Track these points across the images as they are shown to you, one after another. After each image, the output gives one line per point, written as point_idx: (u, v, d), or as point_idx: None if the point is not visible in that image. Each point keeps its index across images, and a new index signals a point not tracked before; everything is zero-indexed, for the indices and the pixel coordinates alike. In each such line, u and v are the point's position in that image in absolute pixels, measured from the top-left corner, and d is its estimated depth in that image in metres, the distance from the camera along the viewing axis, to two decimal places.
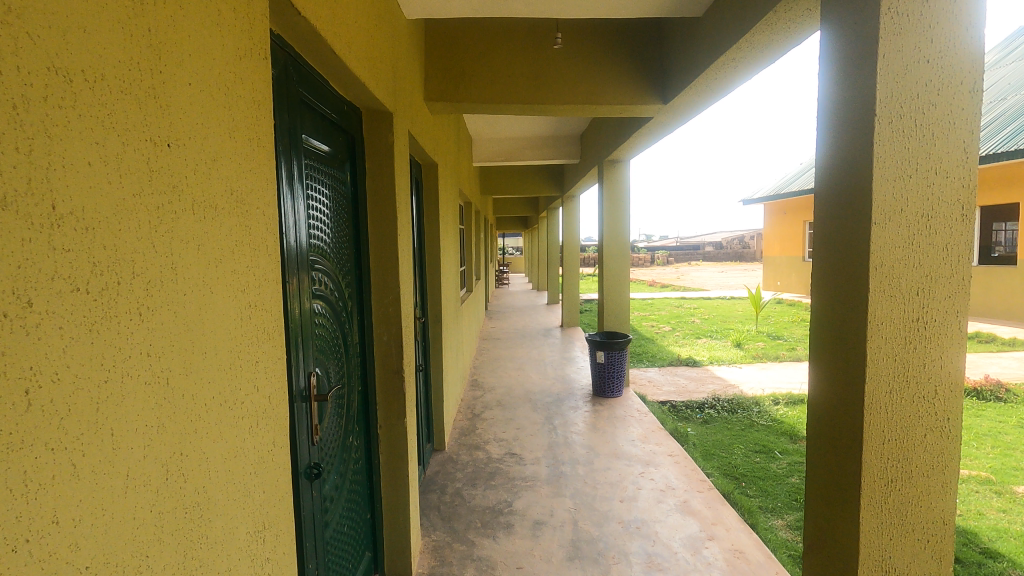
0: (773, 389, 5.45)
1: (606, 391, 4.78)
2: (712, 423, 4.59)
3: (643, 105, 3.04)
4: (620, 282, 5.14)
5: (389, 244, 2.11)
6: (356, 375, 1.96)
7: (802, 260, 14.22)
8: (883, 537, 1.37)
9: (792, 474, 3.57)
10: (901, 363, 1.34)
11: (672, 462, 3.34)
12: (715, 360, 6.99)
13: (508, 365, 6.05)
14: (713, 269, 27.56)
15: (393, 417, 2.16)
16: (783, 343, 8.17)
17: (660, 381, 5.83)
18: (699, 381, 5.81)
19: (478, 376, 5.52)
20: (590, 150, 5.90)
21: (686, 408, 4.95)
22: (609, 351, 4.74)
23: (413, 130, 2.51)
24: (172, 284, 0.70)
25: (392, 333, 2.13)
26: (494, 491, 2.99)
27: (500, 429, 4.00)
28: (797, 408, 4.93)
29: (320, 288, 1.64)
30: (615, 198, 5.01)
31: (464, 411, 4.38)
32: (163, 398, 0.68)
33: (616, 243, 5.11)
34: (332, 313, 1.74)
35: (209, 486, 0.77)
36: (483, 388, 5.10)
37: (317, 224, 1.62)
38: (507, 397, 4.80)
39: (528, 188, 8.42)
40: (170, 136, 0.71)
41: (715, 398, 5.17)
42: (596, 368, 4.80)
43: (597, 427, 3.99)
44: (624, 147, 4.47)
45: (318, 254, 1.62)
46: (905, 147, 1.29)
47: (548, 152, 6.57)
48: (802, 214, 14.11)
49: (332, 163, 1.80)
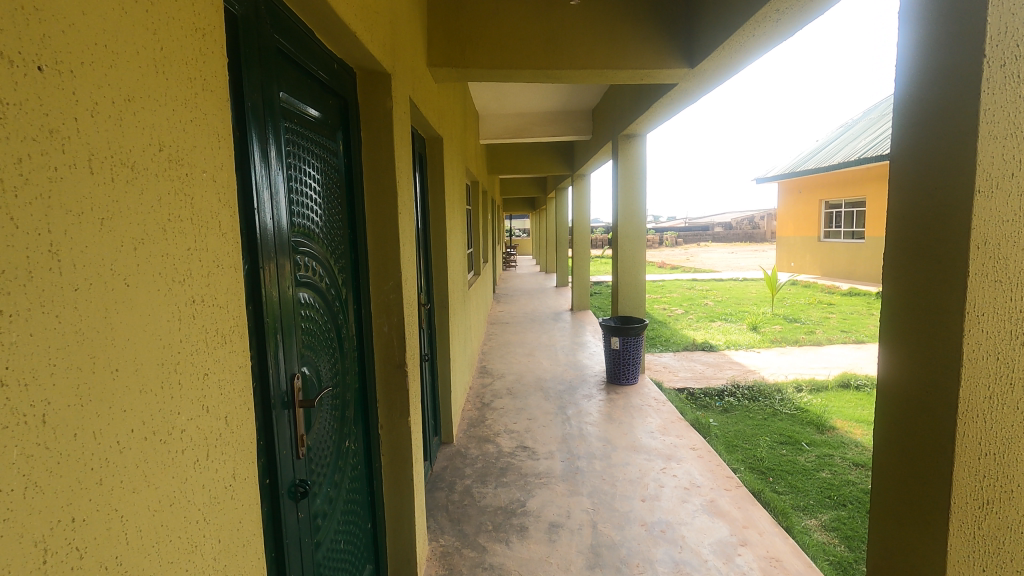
0: (796, 375, 5.21)
1: (620, 379, 4.58)
2: (732, 412, 4.37)
3: (667, 70, 2.77)
4: (635, 264, 4.89)
5: (389, 224, 1.88)
6: (354, 371, 1.75)
7: (818, 241, 13.85)
8: (975, 568, 1.16)
9: (822, 467, 3.36)
10: (1004, 363, 1.11)
11: (695, 456, 3.13)
12: (732, 344, 6.76)
13: (517, 351, 5.85)
14: (723, 250, 27.18)
15: (395, 416, 1.95)
16: (802, 327, 7.90)
17: (675, 366, 5.61)
18: (717, 367, 5.59)
19: (487, 363, 5.32)
20: (603, 126, 5.61)
21: (704, 396, 4.73)
22: (625, 336, 4.52)
23: (415, 96, 2.26)
24: (51, 273, 0.48)
25: (393, 323, 1.91)
26: (506, 489, 2.80)
27: (511, 420, 3.80)
28: (822, 396, 4.70)
29: (307, 275, 1.41)
30: (630, 176, 4.74)
31: (473, 401, 4.18)
32: (35, 445, 0.46)
33: (631, 223, 4.85)
34: (324, 303, 1.52)
35: (125, 554, 0.55)
36: (493, 375, 4.89)
37: (303, 201, 1.39)
38: (518, 385, 4.60)
39: (537, 167, 8.13)
40: (45, 58, 0.48)
41: (734, 385, 4.95)
42: (610, 354, 4.59)
43: (614, 418, 3.78)
44: (641, 121, 4.20)
45: (304, 235, 1.40)
46: (1021, 96, 1.04)
47: (559, 129, 6.29)
48: (818, 193, 13.71)
49: (320, 131, 1.56)
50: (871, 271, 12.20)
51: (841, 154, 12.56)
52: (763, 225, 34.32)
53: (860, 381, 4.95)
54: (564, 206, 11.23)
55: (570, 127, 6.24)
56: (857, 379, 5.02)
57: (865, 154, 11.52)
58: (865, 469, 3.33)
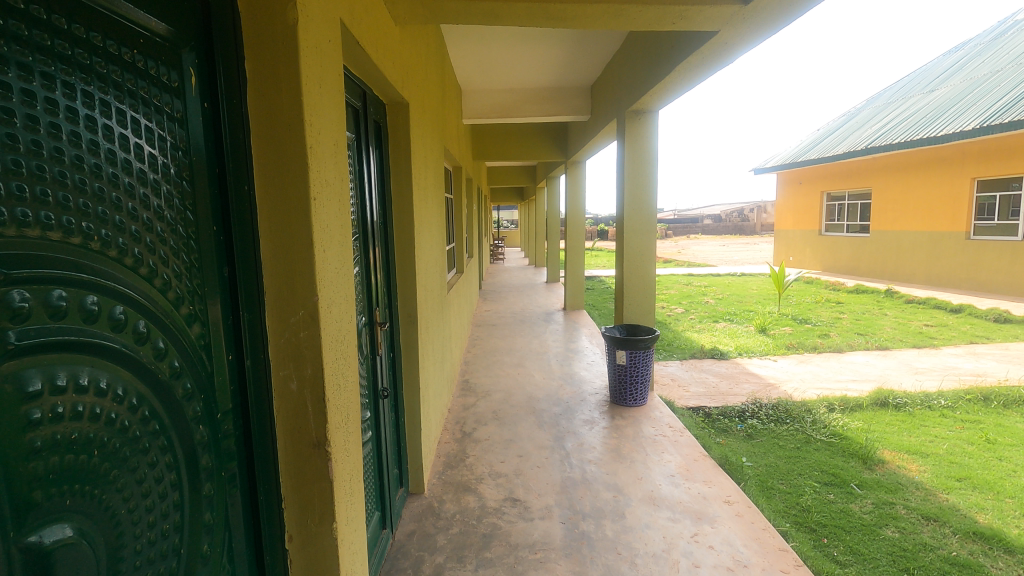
0: (824, 391, 4.54)
1: (627, 399, 3.88)
2: (759, 440, 3.70)
3: (709, 9, 2.05)
4: (645, 261, 4.15)
5: (295, 217, 1.14)
6: (226, 473, 1.02)
7: (818, 234, 13.24)
8: None
9: (885, 522, 2.69)
10: None
11: (732, 516, 2.45)
12: (742, 349, 6.09)
13: (505, 360, 5.14)
14: (714, 243, 26.58)
15: (312, 524, 1.23)
16: (814, 330, 7.23)
17: (685, 379, 4.93)
18: (732, 379, 4.92)
19: (471, 377, 4.58)
20: (605, 103, 4.86)
21: (723, 417, 4.05)
22: (632, 350, 3.82)
23: (352, 26, 1.52)
24: None
25: (307, 379, 1.19)
26: (490, 572, 2.09)
27: (497, 458, 3.09)
28: (858, 417, 4.05)
29: (70, 325, 0.67)
30: (639, 158, 4.00)
31: (453, 431, 3.46)
32: None
33: (640, 213, 4.11)
34: (136, 373, 0.78)
35: None
36: (476, 393, 4.18)
37: (49, 173, 0.65)
38: (507, 407, 3.88)
39: (526, 152, 7.37)
40: None
41: (756, 404, 4.27)
42: (614, 370, 3.89)
43: (623, 456, 3.08)
44: (657, 89, 3.47)
45: (58, 246, 0.66)
46: None
47: (553, 107, 5.52)
48: (819, 184, 13.09)
49: (133, 42, 0.81)
50: (876, 266, 11.61)
51: (845, 144, 11.90)
52: (753, 218, 33.87)
53: (899, 399, 4.30)
54: (554, 196, 10.44)
55: (564, 105, 5.50)
56: (895, 395, 4.35)
57: (871, 144, 10.87)
58: (938, 525, 2.67)
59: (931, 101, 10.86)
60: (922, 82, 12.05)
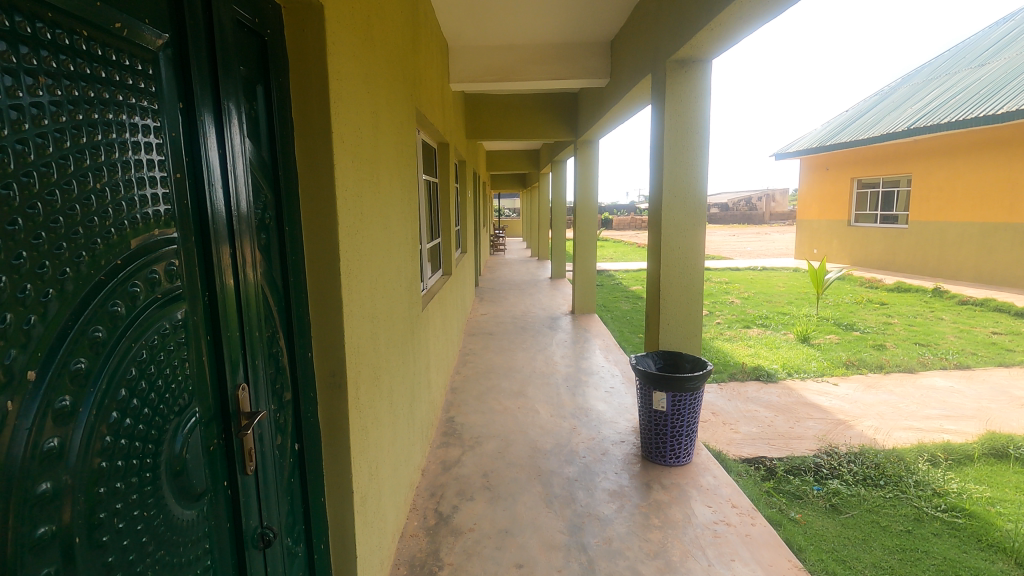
0: (914, 433, 3.50)
1: (665, 457, 2.84)
2: (852, 517, 2.67)
3: None
4: (692, 265, 3.05)
5: None
6: None
7: (847, 225, 12.14)
8: None
9: None
10: None
11: None
12: (789, 366, 5.06)
13: (502, 386, 4.11)
14: (725, 233, 25.43)
15: None
16: (865, 340, 6.16)
17: (731, 413, 3.90)
18: (790, 413, 3.88)
19: (457, 415, 3.55)
20: (630, 61, 3.76)
21: (793, 477, 3.01)
22: (675, 392, 2.77)
23: None
24: None
25: None
26: None
27: (484, 571, 2.05)
28: (978, 477, 3.00)
29: None
30: (684, 129, 2.93)
31: (425, 514, 2.42)
32: None
33: (687, 201, 3.00)
34: None
35: None
36: (462, 442, 3.16)
37: None
38: (503, 469, 2.83)
39: (529, 128, 6.24)
40: None
41: (832, 455, 3.23)
42: (649, 418, 2.85)
43: (673, 568, 2.05)
44: (722, 22, 2.37)
45: None
46: None
47: (564, 69, 4.42)
48: (849, 169, 11.97)
49: None
50: (914, 261, 10.50)
51: (881, 125, 10.76)
52: (762, 208, 32.79)
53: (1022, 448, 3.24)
54: (560, 182, 9.35)
55: (576, 66, 4.39)
56: (1014, 442, 3.30)
57: (914, 124, 9.74)
58: None
59: (983, 77, 9.70)
60: (968, 57, 10.88)
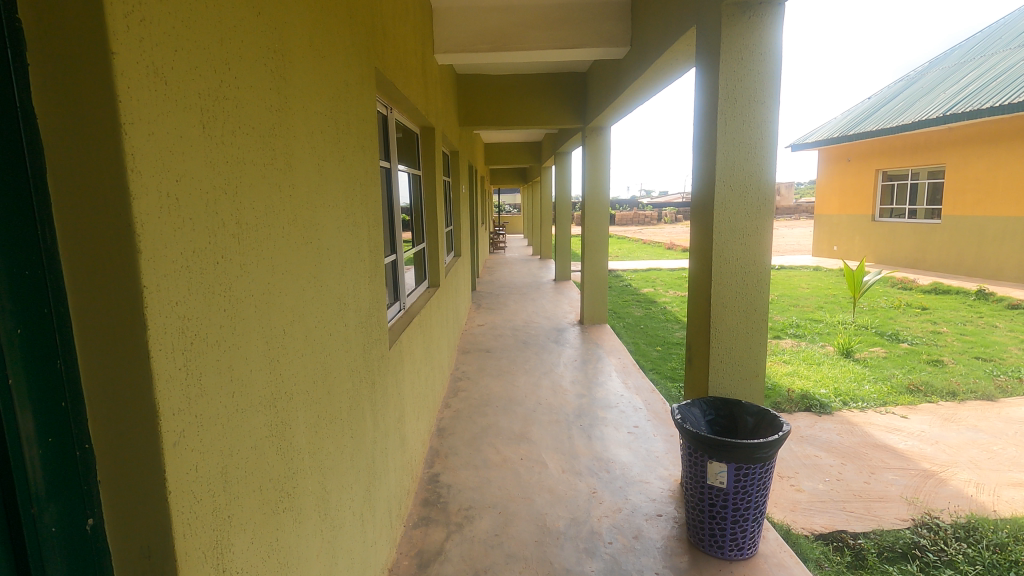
0: None
1: (724, 548, 2.07)
2: None
3: None
4: (756, 279, 2.26)
5: None
6: None
7: (871, 220, 11.34)
8: None
9: None
10: None
11: None
12: (841, 390, 4.28)
13: (501, 426, 3.34)
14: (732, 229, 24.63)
15: None
16: (918, 353, 5.38)
17: (786, 460, 3.12)
18: (861, 460, 3.11)
19: (442, 472, 2.78)
20: (657, 18, 2.96)
21: (892, 568, 2.23)
22: (740, 464, 1.98)
23: None
24: None
25: None
26: None
27: None
28: None
29: None
30: (746, 94, 2.15)
31: None
32: None
33: (750, 192, 2.20)
34: None
35: None
36: (447, 517, 2.39)
37: None
38: (500, 567, 2.06)
39: (530, 113, 5.44)
40: None
41: (934, 529, 2.45)
42: (703, 496, 2.07)
43: None
44: None
45: None
46: None
47: (574, 36, 3.62)
48: (873, 160, 11.17)
49: None
50: (949, 258, 9.69)
51: (910, 112, 9.95)
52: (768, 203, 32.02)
53: None
54: (564, 176, 8.56)
55: (588, 32, 3.59)
56: None
57: (950, 110, 8.91)
58: None
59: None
60: (1006, 39, 10.07)
